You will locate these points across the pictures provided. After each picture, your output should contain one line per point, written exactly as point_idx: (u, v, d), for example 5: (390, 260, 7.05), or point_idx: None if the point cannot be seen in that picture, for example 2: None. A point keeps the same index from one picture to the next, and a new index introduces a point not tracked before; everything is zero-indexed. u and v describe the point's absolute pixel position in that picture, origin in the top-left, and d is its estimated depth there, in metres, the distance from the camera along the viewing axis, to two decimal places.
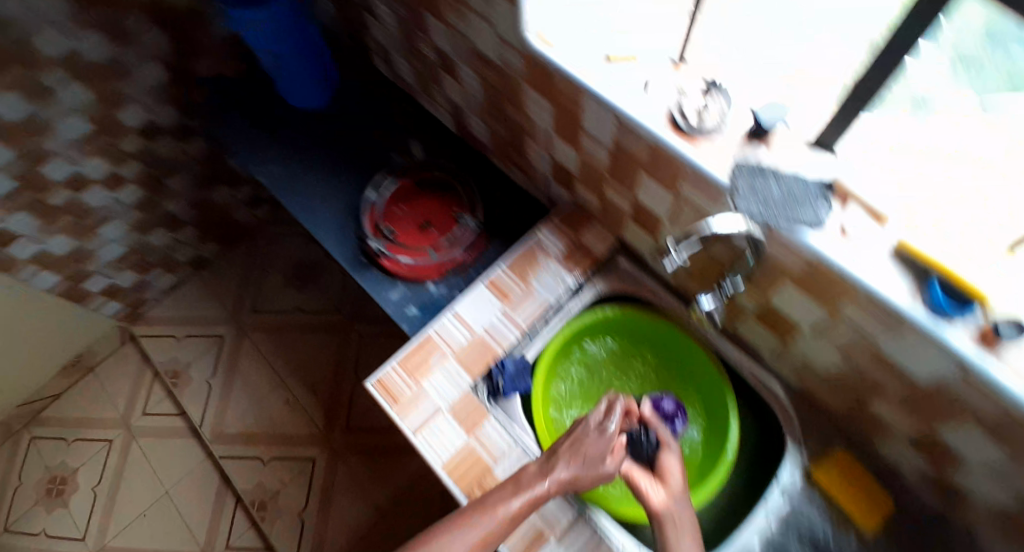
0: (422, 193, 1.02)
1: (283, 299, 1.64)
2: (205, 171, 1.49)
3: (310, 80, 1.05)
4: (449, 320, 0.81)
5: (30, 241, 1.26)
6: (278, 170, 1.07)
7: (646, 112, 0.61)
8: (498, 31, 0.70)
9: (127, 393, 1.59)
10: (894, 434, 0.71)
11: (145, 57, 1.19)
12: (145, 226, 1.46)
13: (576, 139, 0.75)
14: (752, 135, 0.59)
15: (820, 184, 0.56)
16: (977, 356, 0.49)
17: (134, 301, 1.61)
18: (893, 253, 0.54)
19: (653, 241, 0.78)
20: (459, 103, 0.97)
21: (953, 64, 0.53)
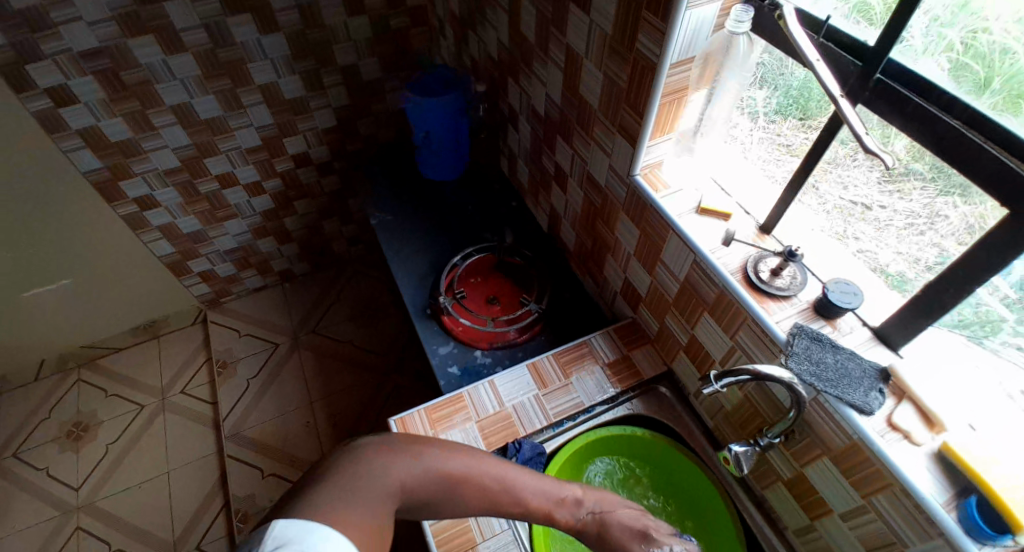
0: (498, 273, 1.12)
1: (340, 330, 1.75)
2: (326, 203, 1.71)
3: (448, 151, 1.26)
4: (485, 388, 0.87)
5: (167, 212, 1.48)
6: (390, 218, 1.23)
7: (723, 261, 0.69)
8: (613, 163, 0.83)
9: (176, 368, 1.71)
10: None
11: (324, 104, 1.46)
12: (260, 231, 1.67)
13: (653, 267, 0.83)
14: (818, 314, 0.64)
15: (877, 371, 0.58)
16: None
17: (219, 290, 1.78)
18: (935, 455, 0.55)
19: (698, 376, 0.81)
20: (560, 211, 1.09)
21: (1015, 308, 0.52)
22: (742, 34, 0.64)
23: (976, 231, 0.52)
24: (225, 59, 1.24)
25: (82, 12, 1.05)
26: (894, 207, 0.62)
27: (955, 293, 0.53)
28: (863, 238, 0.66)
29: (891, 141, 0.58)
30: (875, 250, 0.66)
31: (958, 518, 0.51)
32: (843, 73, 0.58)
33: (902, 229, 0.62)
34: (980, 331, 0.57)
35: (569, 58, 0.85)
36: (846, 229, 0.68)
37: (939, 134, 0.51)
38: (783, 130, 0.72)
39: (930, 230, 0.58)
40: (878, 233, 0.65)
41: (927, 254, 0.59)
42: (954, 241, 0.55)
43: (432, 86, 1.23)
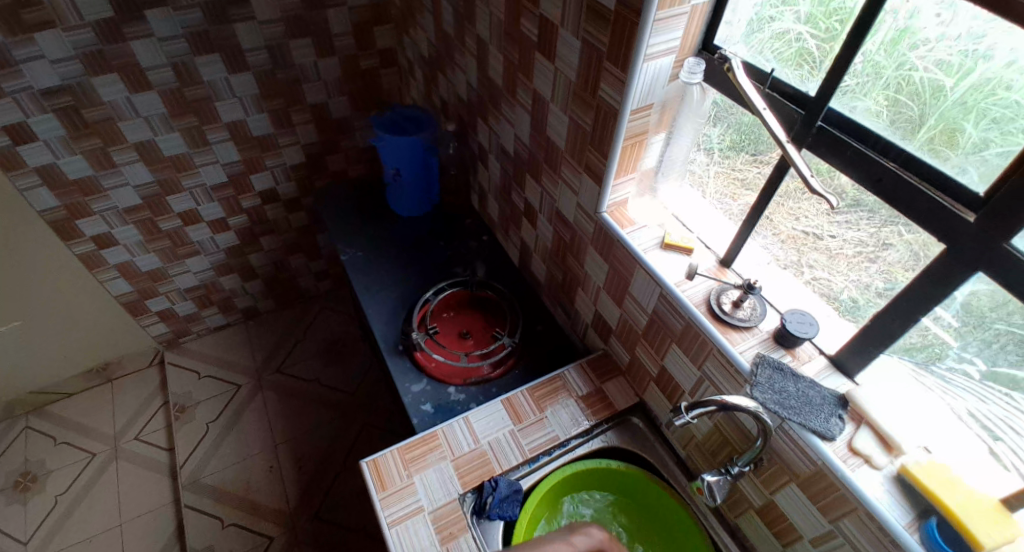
0: (471, 307, 1.13)
1: (307, 368, 1.71)
2: (293, 239, 1.69)
3: (418, 189, 1.27)
4: (460, 425, 0.86)
5: (126, 250, 1.43)
6: (359, 254, 1.23)
7: (687, 294, 0.72)
8: (581, 200, 0.86)
9: (131, 413, 1.62)
10: None
11: (292, 141, 1.46)
12: (224, 268, 1.63)
13: (622, 300, 0.85)
14: (778, 343, 0.67)
15: (835, 399, 0.62)
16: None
17: (179, 329, 1.72)
18: (896, 481, 0.58)
19: (669, 405, 0.82)
20: (530, 245, 1.12)
21: (958, 336, 0.56)
22: (695, 85, 0.69)
23: (922, 257, 0.55)
24: (193, 97, 1.24)
25: (45, 50, 1.04)
26: (843, 237, 0.65)
27: (901, 322, 0.57)
28: (817, 266, 0.69)
29: (833, 176, 0.61)
30: (829, 278, 0.68)
31: (921, 538, 0.54)
32: (787, 120, 0.62)
33: (853, 260, 0.64)
34: (925, 357, 0.60)
35: (536, 101, 0.88)
36: (800, 259, 0.71)
37: (878, 177, 0.55)
38: (737, 164, 0.75)
39: (878, 260, 0.61)
40: (829, 261, 0.67)
41: (876, 280, 0.62)
42: (902, 268, 0.58)
43: (400, 124, 1.25)
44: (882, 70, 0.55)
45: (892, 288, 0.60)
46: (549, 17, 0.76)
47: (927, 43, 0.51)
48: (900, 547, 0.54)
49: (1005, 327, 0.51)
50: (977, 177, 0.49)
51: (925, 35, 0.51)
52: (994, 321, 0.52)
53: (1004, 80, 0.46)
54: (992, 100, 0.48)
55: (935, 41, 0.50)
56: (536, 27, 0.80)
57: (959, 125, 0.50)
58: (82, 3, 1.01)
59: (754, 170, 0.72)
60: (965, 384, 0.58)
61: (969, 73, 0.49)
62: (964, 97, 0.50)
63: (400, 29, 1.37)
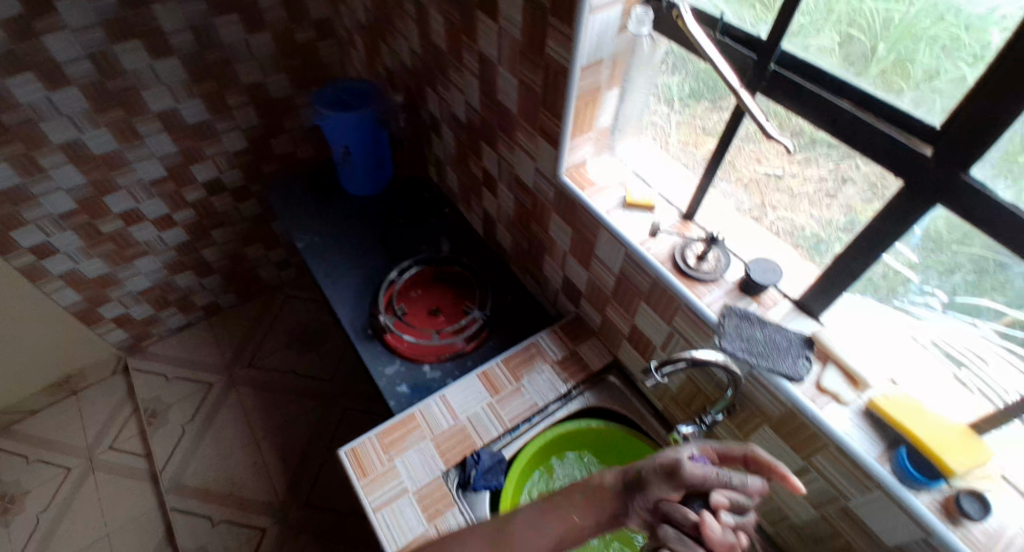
0: (438, 283, 1.11)
1: (281, 359, 1.68)
2: (247, 229, 1.62)
3: (371, 167, 1.22)
4: (437, 403, 0.86)
5: (69, 257, 1.35)
6: (318, 239, 1.18)
7: (652, 252, 0.72)
8: (539, 165, 0.84)
9: (100, 424, 1.57)
10: None
11: (233, 126, 1.38)
12: (179, 266, 1.56)
13: (590, 263, 0.84)
14: (743, 291, 0.67)
15: (800, 340, 0.63)
16: (945, 529, 0.52)
17: (139, 333, 1.65)
18: (865, 415, 0.60)
19: (643, 362, 0.83)
20: (493, 215, 1.09)
21: (919, 268, 0.57)
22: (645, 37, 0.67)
23: (880, 189, 0.56)
24: (118, 89, 1.16)
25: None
26: (804, 175, 0.65)
27: (861, 261, 0.58)
28: (780, 206, 0.69)
29: (789, 119, 0.61)
30: (791, 216, 0.68)
31: (893, 468, 0.56)
32: (741, 66, 0.61)
33: (816, 200, 0.64)
34: (887, 291, 0.61)
35: (484, 64, 0.84)
36: (763, 202, 0.71)
37: (833, 117, 0.55)
38: (698, 112, 0.73)
39: (841, 200, 0.61)
40: (792, 201, 0.68)
41: (836, 215, 0.62)
42: (862, 205, 0.58)
43: (345, 98, 1.19)
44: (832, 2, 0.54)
45: (852, 223, 0.61)
46: None
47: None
48: (873, 478, 0.57)
49: (962, 254, 0.53)
50: (930, 109, 0.49)
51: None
52: (953, 247, 0.53)
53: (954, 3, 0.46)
54: (942, 26, 0.47)
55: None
56: None
57: (911, 57, 0.50)
58: None
59: (716, 119, 0.70)
60: (928, 314, 0.60)
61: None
62: (908, 23, 0.49)
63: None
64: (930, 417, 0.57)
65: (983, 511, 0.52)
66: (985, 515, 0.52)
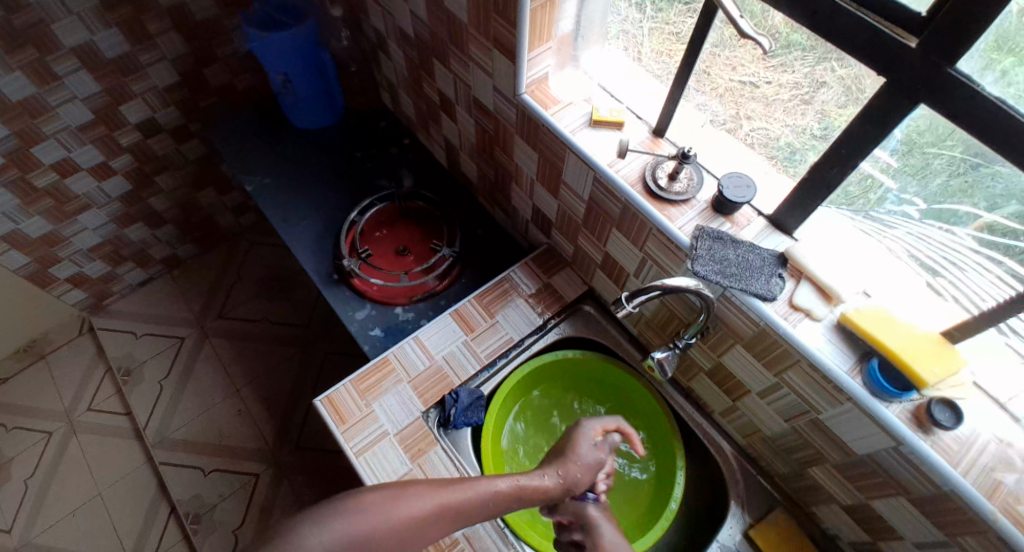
0: (403, 220, 1.05)
1: (252, 307, 1.63)
2: (195, 174, 1.50)
3: (318, 97, 1.11)
4: (411, 345, 0.83)
5: (8, 219, 1.26)
6: (268, 180, 1.10)
7: (621, 174, 0.66)
8: (497, 83, 0.76)
9: (75, 386, 1.54)
10: (820, 496, 0.71)
11: (158, 58, 1.23)
12: (127, 219, 1.46)
13: (558, 190, 0.79)
14: (716, 211, 0.63)
15: (773, 259, 0.60)
16: (919, 440, 0.53)
17: (98, 292, 1.58)
18: (835, 327, 0.58)
19: (617, 289, 0.81)
20: (454, 142, 1.01)
21: (897, 176, 0.53)
22: None
23: (856, 92, 0.51)
24: (21, 27, 1.02)
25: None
26: (779, 81, 0.58)
27: (839, 169, 0.54)
28: (754, 116, 0.64)
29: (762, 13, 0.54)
30: (767, 126, 0.63)
31: (864, 382, 0.56)
32: None
33: (790, 108, 0.59)
34: (865, 202, 0.58)
35: None
36: (737, 112, 0.65)
37: (812, 9, 0.48)
38: (671, 17, 0.64)
39: (817, 104, 0.56)
40: (766, 110, 0.62)
41: (810, 122, 0.58)
42: (837, 110, 0.54)
43: (277, 18, 1.04)
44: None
45: (826, 129, 0.56)
46: None
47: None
48: (845, 393, 0.57)
49: (935, 157, 0.49)
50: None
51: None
52: (927, 149, 0.49)
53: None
54: None
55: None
56: None
57: None
58: None
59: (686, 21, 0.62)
60: (906, 224, 0.57)
61: None
62: None
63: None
64: (906, 326, 0.55)
65: (955, 419, 0.53)
66: (956, 424, 0.53)
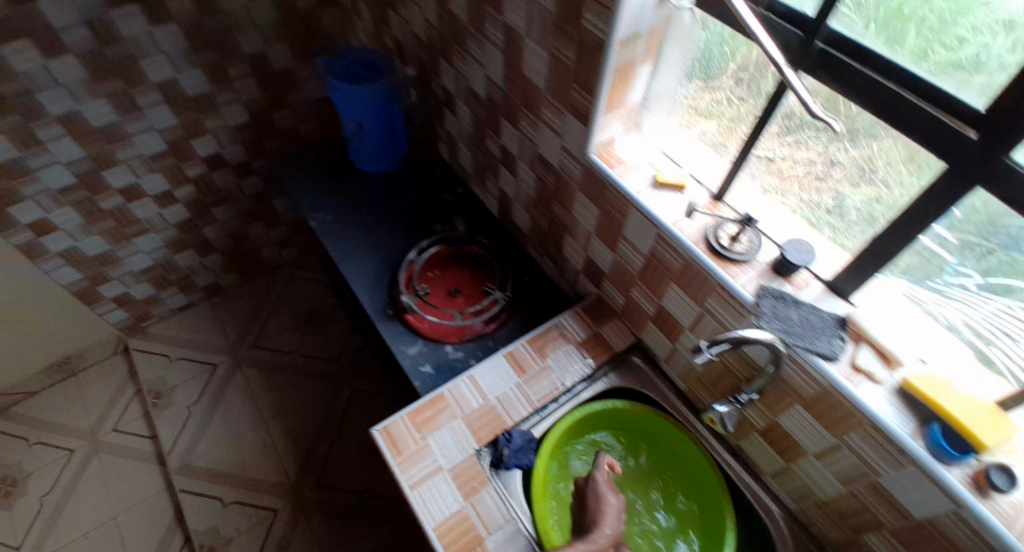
0: (456, 264, 1.10)
1: (286, 339, 1.66)
2: (249, 208, 1.58)
3: (384, 146, 1.19)
4: (465, 383, 0.85)
5: (68, 236, 1.32)
6: (330, 218, 1.16)
7: (685, 232, 0.70)
8: (564, 143, 0.81)
9: (103, 405, 1.55)
10: None
11: (234, 100, 1.33)
12: (179, 245, 1.53)
13: (615, 243, 0.82)
14: (777, 273, 0.66)
15: (835, 321, 0.63)
16: (980, 505, 0.53)
17: (140, 314, 1.62)
18: (897, 391, 0.61)
19: (670, 342, 0.83)
20: (510, 194, 1.07)
21: (956, 251, 0.56)
22: (686, 8, 0.65)
23: (914, 173, 0.55)
24: (114, 58, 1.12)
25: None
26: (836, 154, 0.63)
27: (901, 242, 0.58)
28: (808, 185, 0.68)
29: (829, 98, 0.59)
30: (819, 196, 0.68)
31: (925, 444, 0.57)
32: (785, 42, 0.58)
33: (842, 182, 0.64)
34: (923, 273, 0.61)
35: (509, 39, 0.81)
36: (790, 182, 0.70)
37: (878, 99, 0.53)
38: (733, 89, 0.70)
39: (875, 180, 0.60)
40: (819, 182, 0.67)
41: (868, 195, 0.62)
42: (888, 189, 0.59)
43: (356, 71, 1.15)
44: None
45: (875, 203, 0.61)
46: None
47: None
48: (907, 455, 0.58)
49: (997, 235, 0.52)
50: (978, 92, 0.47)
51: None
52: (991, 231, 0.52)
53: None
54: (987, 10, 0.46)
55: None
56: None
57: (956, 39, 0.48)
58: None
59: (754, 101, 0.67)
60: (962, 295, 0.59)
61: None
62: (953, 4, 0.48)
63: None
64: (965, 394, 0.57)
65: (1011, 484, 0.53)
66: (1012, 488, 0.53)
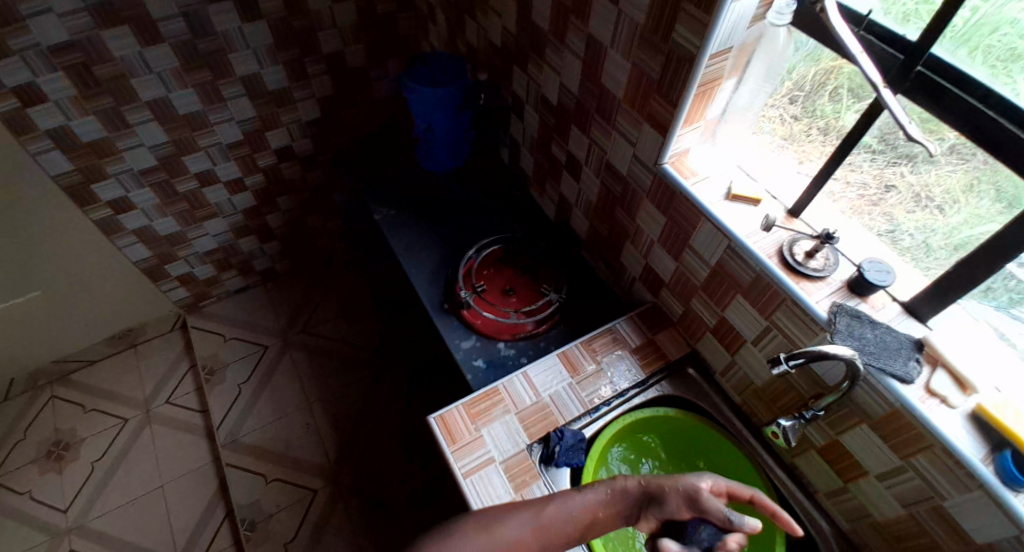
0: (509, 264, 1.11)
1: (332, 327, 1.72)
2: (309, 199, 1.65)
3: (448, 145, 1.25)
4: (519, 379, 0.88)
5: (144, 215, 1.40)
6: (394, 214, 1.21)
7: (759, 245, 0.71)
8: (637, 152, 0.83)
9: (158, 378, 1.62)
10: None
11: (309, 96, 1.40)
12: (242, 230, 1.60)
13: (680, 252, 0.83)
14: (852, 291, 0.67)
15: (911, 343, 0.63)
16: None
17: (198, 293, 1.70)
18: (970, 415, 0.60)
19: (728, 354, 0.83)
20: (571, 200, 1.10)
21: None
22: (781, 27, 0.66)
23: (1009, 203, 0.56)
24: (205, 51, 1.18)
25: (53, 4, 0.98)
26: (923, 179, 0.64)
27: (987, 270, 0.57)
28: (891, 207, 0.69)
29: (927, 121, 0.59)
30: (901, 219, 0.68)
31: (996, 470, 0.57)
32: (883, 63, 0.59)
33: (897, 208, 0.68)
34: (1009, 300, 0.61)
35: (590, 50, 0.85)
36: (873, 204, 0.70)
37: (975, 124, 0.53)
38: (818, 109, 0.72)
39: (931, 208, 0.65)
40: (902, 205, 0.68)
41: (956, 221, 0.62)
42: (947, 219, 0.63)
43: (435, 78, 1.19)
44: (894, 4, 0.58)
45: (930, 230, 0.66)
46: None
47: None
48: (976, 479, 0.58)
49: None
50: None
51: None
52: None
53: (1011, 16, 0.51)
54: None
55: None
56: None
57: None
58: None
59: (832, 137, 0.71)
60: None
61: None
62: None
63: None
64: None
65: None
66: None
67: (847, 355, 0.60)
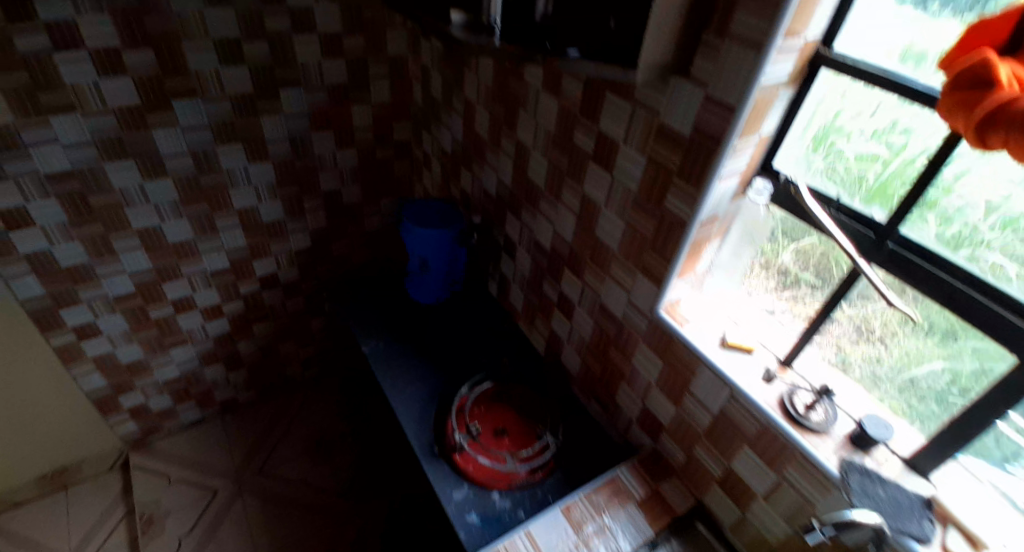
0: (506, 402, 1.07)
1: (294, 466, 1.58)
2: (286, 325, 1.61)
3: (435, 281, 1.26)
4: (521, 539, 0.82)
5: (108, 341, 1.32)
6: (382, 347, 1.20)
7: (761, 396, 0.73)
8: (633, 297, 0.87)
9: (85, 529, 1.41)
10: None
11: (301, 227, 1.44)
12: (210, 357, 1.52)
13: (681, 396, 0.83)
14: (855, 444, 0.69)
15: (922, 502, 0.63)
16: None
17: (149, 427, 1.55)
18: None
19: (738, 510, 0.81)
20: (562, 337, 1.11)
21: None
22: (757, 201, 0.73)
23: (987, 370, 0.59)
24: (207, 185, 1.22)
25: (60, 134, 1.02)
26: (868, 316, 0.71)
27: (980, 427, 0.59)
28: (844, 340, 0.75)
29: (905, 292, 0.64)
30: (854, 351, 0.74)
31: None
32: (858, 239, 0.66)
33: (843, 340, 0.75)
34: (1002, 457, 0.63)
35: (585, 204, 0.92)
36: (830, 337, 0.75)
37: (949, 294, 0.58)
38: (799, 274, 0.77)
39: (874, 340, 0.72)
40: (854, 342, 0.74)
41: (924, 376, 0.68)
42: (889, 351, 0.71)
43: (431, 217, 1.22)
44: (812, 162, 0.71)
45: (877, 362, 0.73)
46: (610, 136, 0.81)
47: (848, 136, 0.66)
48: None
49: None
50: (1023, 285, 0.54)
51: (844, 129, 0.66)
52: None
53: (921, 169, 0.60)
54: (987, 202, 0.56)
55: (856, 135, 0.66)
56: (591, 139, 0.85)
57: (953, 218, 0.58)
58: (108, 90, 1.01)
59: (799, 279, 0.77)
60: None
61: (965, 174, 0.56)
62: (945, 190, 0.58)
63: (418, 128, 1.41)
64: None
65: None
66: None
67: (875, 522, 0.60)
